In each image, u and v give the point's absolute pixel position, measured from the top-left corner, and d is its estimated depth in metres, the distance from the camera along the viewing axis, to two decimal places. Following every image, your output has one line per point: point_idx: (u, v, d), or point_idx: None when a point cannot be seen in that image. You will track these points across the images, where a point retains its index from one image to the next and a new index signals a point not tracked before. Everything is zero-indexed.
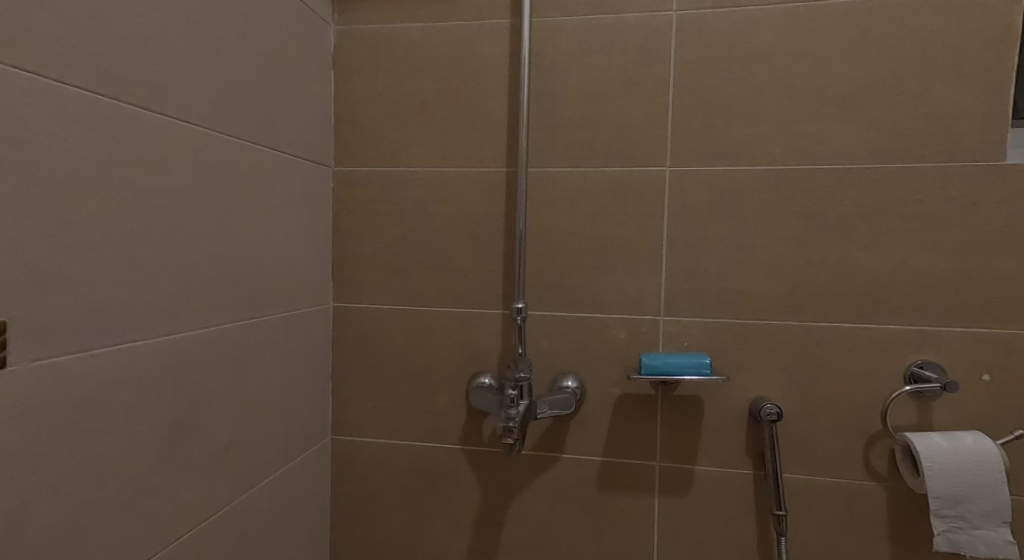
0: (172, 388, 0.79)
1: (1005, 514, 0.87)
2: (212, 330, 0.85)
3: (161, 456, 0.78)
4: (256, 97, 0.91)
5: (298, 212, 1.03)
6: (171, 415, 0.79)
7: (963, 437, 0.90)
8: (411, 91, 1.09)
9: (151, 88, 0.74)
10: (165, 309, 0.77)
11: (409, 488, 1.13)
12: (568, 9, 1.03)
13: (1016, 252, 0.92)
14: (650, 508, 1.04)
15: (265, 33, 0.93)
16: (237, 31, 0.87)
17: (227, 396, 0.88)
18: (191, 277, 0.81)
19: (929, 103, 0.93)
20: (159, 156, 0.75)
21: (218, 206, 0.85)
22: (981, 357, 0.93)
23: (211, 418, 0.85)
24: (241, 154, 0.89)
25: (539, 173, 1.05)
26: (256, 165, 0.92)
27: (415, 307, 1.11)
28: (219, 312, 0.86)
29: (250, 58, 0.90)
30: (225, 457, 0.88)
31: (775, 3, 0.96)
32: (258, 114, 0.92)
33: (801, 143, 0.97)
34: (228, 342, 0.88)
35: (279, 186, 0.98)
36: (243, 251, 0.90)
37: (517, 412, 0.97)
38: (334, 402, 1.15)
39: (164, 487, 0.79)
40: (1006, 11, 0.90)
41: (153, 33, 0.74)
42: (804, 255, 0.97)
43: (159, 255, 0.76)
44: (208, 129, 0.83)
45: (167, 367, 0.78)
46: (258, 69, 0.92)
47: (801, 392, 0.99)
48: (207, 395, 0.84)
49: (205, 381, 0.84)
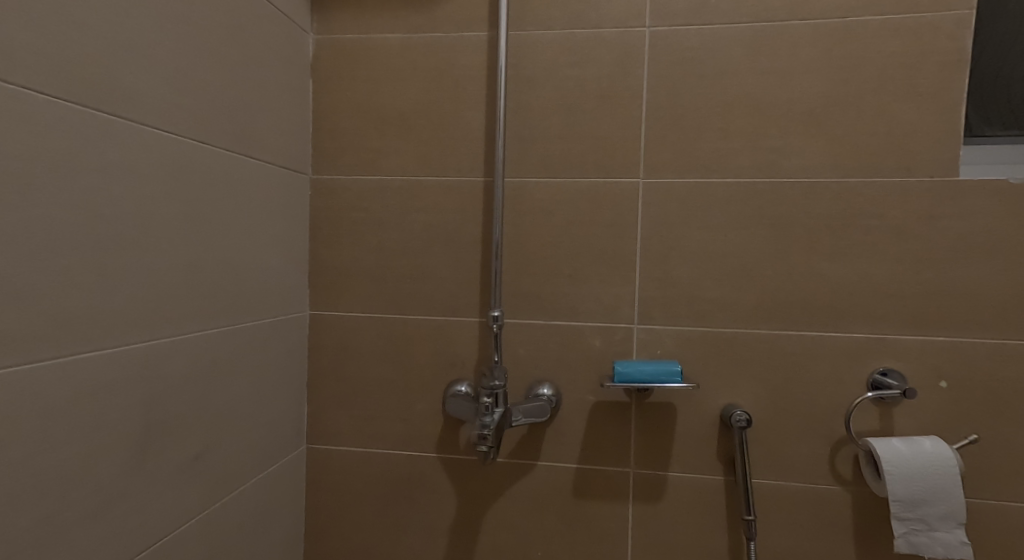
0: (141, 397, 0.78)
1: (960, 516, 0.90)
2: (184, 338, 0.84)
3: (128, 468, 0.77)
4: (232, 105, 0.92)
5: (273, 220, 1.03)
6: (139, 426, 0.78)
7: (922, 442, 0.93)
8: (388, 100, 1.10)
9: (123, 95, 0.74)
10: (135, 316, 0.76)
11: (385, 496, 1.13)
12: (544, 23, 1.05)
13: (970, 265, 0.96)
14: (624, 513, 1.06)
15: (242, 41, 0.93)
16: (212, 39, 0.87)
17: (199, 406, 0.87)
18: (161, 285, 0.80)
19: (888, 121, 0.97)
20: (130, 163, 0.75)
21: (190, 213, 0.84)
22: (939, 364, 0.98)
23: (181, 427, 0.84)
24: (214, 162, 0.88)
25: (516, 184, 1.06)
26: (230, 173, 0.92)
27: (392, 315, 1.11)
28: (191, 320, 0.85)
29: (227, 67, 0.90)
30: (195, 467, 0.87)
31: (743, 22, 1.00)
32: (234, 123, 0.92)
33: (770, 157, 1.00)
34: (201, 351, 0.87)
35: (253, 193, 0.97)
36: (216, 259, 0.89)
37: (491, 420, 0.99)
38: (310, 410, 1.14)
39: (131, 498, 0.77)
40: (959, 35, 0.95)
41: (127, 40, 0.74)
42: (773, 265, 1.01)
43: (130, 263, 0.75)
44: (181, 137, 0.82)
45: (136, 376, 0.77)
46: (235, 77, 0.92)
47: (770, 399, 1.02)
48: (177, 404, 0.83)
49: (175, 391, 0.83)
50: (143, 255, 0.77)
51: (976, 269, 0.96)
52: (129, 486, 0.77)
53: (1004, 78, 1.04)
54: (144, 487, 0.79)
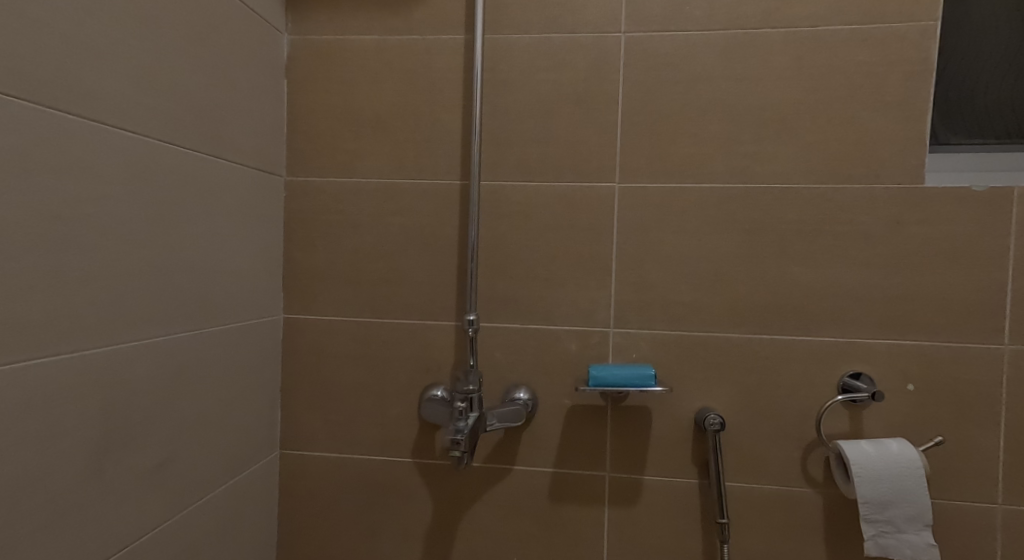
0: (100, 403, 0.76)
1: (927, 518, 0.92)
2: (147, 342, 0.82)
3: (85, 476, 0.74)
4: (202, 105, 0.90)
5: (244, 222, 1.01)
6: (96, 433, 0.76)
7: (889, 445, 0.95)
8: (364, 102, 1.09)
9: (80, 92, 0.72)
10: (93, 319, 0.74)
11: (359, 502, 1.11)
12: (520, 28, 1.05)
13: (936, 270, 0.98)
14: (601, 518, 1.06)
15: (211, 40, 0.92)
16: (178, 36, 0.85)
17: (163, 412, 0.85)
18: (121, 288, 0.78)
19: (857, 128, 0.99)
20: (89, 162, 0.73)
21: (154, 214, 0.82)
22: (906, 367, 1.00)
23: (142, 434, 0.82)
24: (179, 162, 0.86)
25: (492, 187, 1.06)
26: (197, 173, 0.90)
27: (367, 319, 1.10)
28: (154, 325, 0.83)
29: (196, 66, 0.89)
30: (157, 475, 0.85)
31: (717, 29, 1.01)
32: (203, 123, 0.90)
33: (743, 162, 1.01)
34: (165, 356, 0.85)
35: (223, 194, 0.95)
36: (181, 261, 0.87)
37: (466, 424, 0.98)
38: (283, 415, 1.13)
39: (87, 508, 0.75)
40: (924, 45, 0.97)
41: (87, 37, 0.72)
42: (746, 269, 1.02)
43: (87, 264, 0.73)
44: (143, 135, 0.80)
45: (93, 382, 0.75)
46: (204, 77, 0.90)
47: (743, 402, 1.03)
48: (139, 411, 0.81)
49: (136, 397, 0.81)
50: (103, 257, 0.75)
51: (941, 275, 0.98)
52: (85, 495, 0.74)
53: (969, 87, 1.06)
54: (102, 496, 0.77)
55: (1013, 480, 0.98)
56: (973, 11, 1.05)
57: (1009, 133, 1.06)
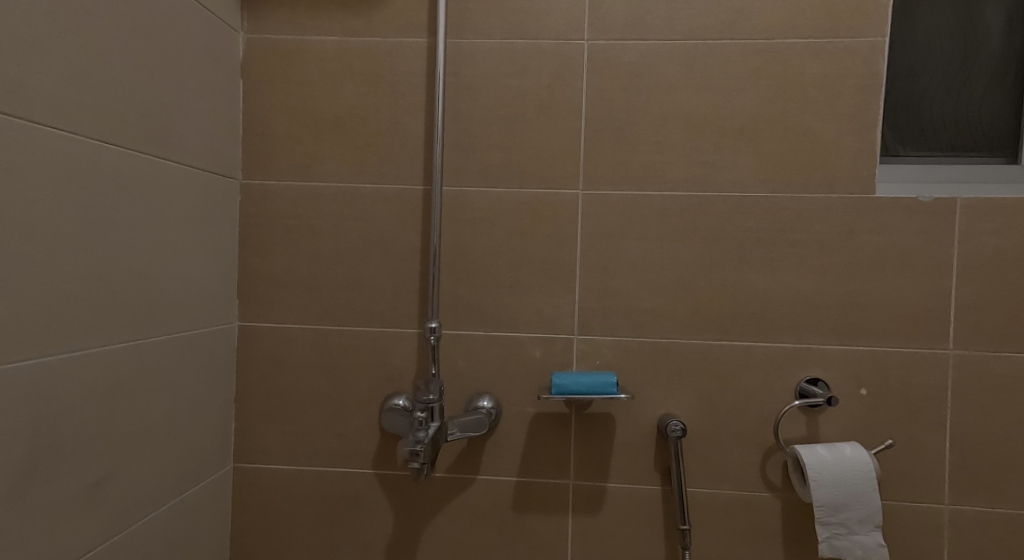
0: (26, 419, 0.71)
1: (877, 519, 0.94)
2: (81, 353, 0.78)
3: (7, 498, 0.70)
4: (146, 104, 0.86)
5: (193, 226, 0.97)
6: (21, 452, 0.71)
7: (842, 448, 0.97)
8: (324, 104, 1.06)
9: (8, 88, 0.68)
10: (19, 329, 0.70)
11: (316, 516, 1.08)
12: (484, 32, 1.04)
13: (888, 277, 1.01)
14: (564, 526, 1.05)
15: (157, 37, 0.88)
16: (120, 32, 0.82)
17: (99, 428, 0.81)
18: (52, 297, 0.74)
19: (811, 139, 1.01)
20: (18, 163, 0.69)
21: (90, 217, 0.78)
22: (860, 373, 1.02)
23: (74, 451, 0.77)
24: (120, 164, 0.82)
25: (455, 193, 1.05)
26: (141, 176, 0.86)
27: (326, 327, 1.07)
28: (89, 335, 0.79)
29: (140, 64, 0.85)
30: (93, 494, 0.80)
31: (678, 39, 1.02)
32: (147, 123, 0.86)
33: (703, 171, 1.03)
34: (103, 368, 0.81)
35: (170, 198, 0.91)
36: (122, 268, 0.83)
37: (426, 434, 0.96)
38: (237, 427, 1.08)
39: (9, 532, 0.70)
40: (872, 60, 1.00)
41: (15, 30, 0.68)
42: (707, 276, 1.03)
43: (12, 271, 0.69)
44: (79, 135, 0.76)
45: (18, 397, 0.70)
46: (149, 75, 0.87)
47: (705, 409, 1.04)
48: (72, 428, 0.77)
49: (68, 413, 0.76)
50: (31, 264, 0.71)
51: (891, 282, 1.01)
52: (8, 517, 0.70)
53: (916, 102, 1.10)
54: (29, 519, 0.72)
55: (959, 481, 1.02)
56: (918, 31, 1.10)
57: (953, 146, 1.10)
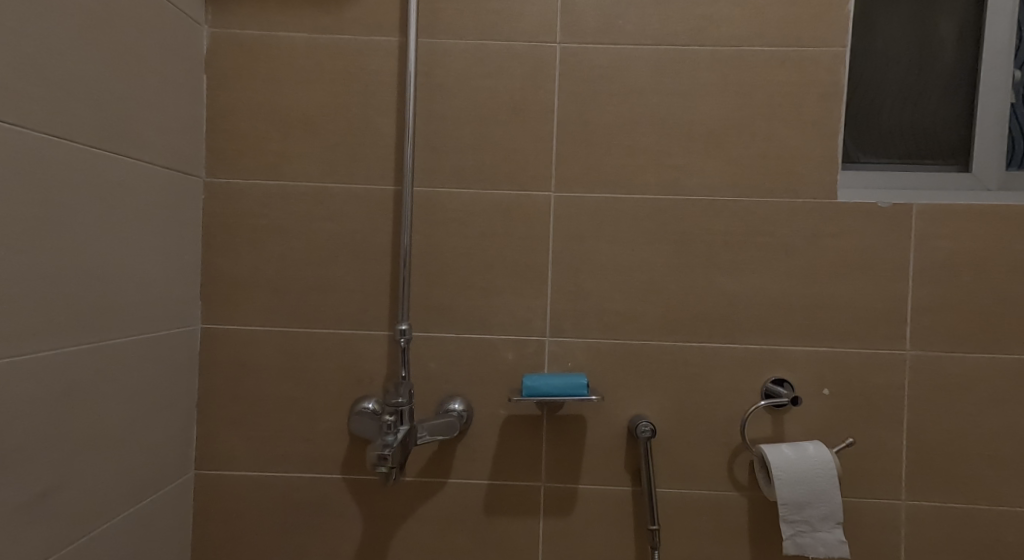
0: None
1: (838, 516, 0.97)
2: (29, 357, 0.74)
3: None
4: (101, 98, 0.83)
5: (153, 225, 0.94)
6: None
7: (806, 447, 0.99)
8: (292, 101, 1.04)
9: None
10: None
11: (282, 522, 1.05)
12: (456, 33, 1.04)
13: (850, 280, 1.04)
14: (536, 528, 1.05)
15: (115, 29, 0.85)
16: (74, 23, 0.79)
17: (48, 436, 0.77)
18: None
19: (777, 145, 1.04)
20: None
21: (39, 215, 0.75)
22: (823, 373, 1.05)
23: (20, 461, 0.74)
24: (74, 159, 0.79)
25: (427, 194, 1.04)
26: (97, 172, 0.83)
27: (294, 329, 1.05)
28: (38, 339, 0.75)
29: (95, 56, 0.82)
30: (41, 504, 0.77)
31: (649, 45, 1.04)
32: (103, 118, 0.84)
33: (673, 175, 1.04)
34: (52, 373, 0.78)
35: (128, 196, 0.88)
36: (74, 268, 0.80)
37: (394, 438, 0.95)
38: (199, 433, 1.05)
39: None
40: (835, 69, 1.03)
41: None
42: (677, 278, 1.04)
43: None
44: (29, 129, 0.73)
45: None
46: (105, 68, 0.84)
47: (674, 409, 1.05)
48: (16, 436, 0.73)
49: (14, 421, 0.73)
50: None
51: (853, 285, 1.04)
52: None
53: (875, 111, 1.14)
54: None
55: (916, 478, 1.05)
56: (878, 42, 1.13)
57: (910, 154, 1.14)
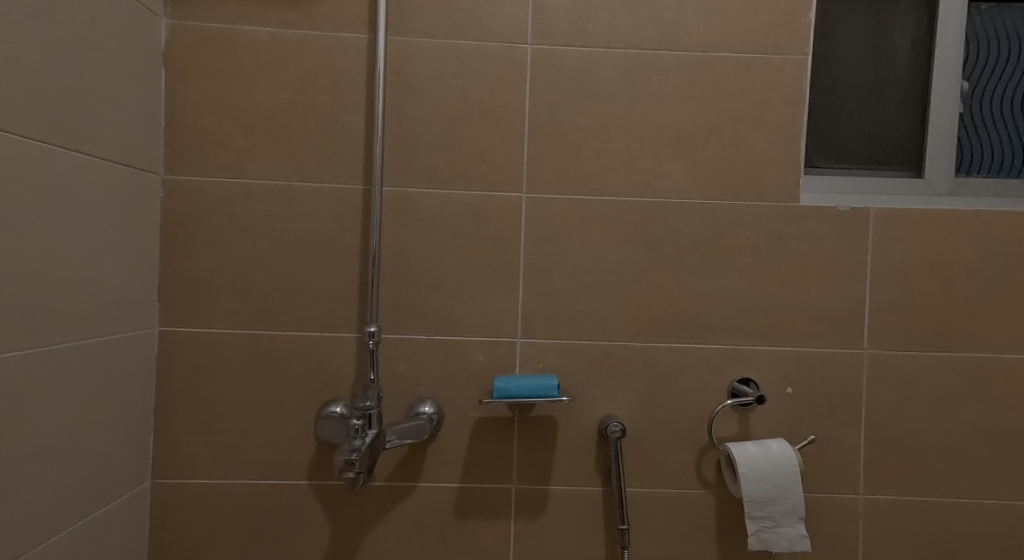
0: None
1: (800, 511, 0.99)
2: None
3: None
4: (48, 90, 0.79)
5: (105, 223, 0.90)
6: None
7: (770, 445, 1.01)
8: (257, 98, 1.01)
9: None
10: None
11: (246, 530, 1.02)
12: (427, 31, 1.03)
13: (813, 282, 1.07)
14: (507, 531, 1.04)
15: (63, 17, 0.81)
16: (17, 10, 0.75)
17: None
18: None
19: (743, 149, 1.06)
20: None
21: None
22: (787, 372, 1.07)
23: None
24: (17, 154, 0.75)
25: (397, 194, 1.03)
26: (43, 168, 0.79)
27: (258, 331, 1.02)
28: None
29: (40, 46, 0.78)
30: None
31: (619, 48, 1.04)
32: (50, 112, 0.80)
33: (643, 177, 1.05)
34: None
35: (77, 193, 0.84)
36: (17, 269, 0.76)
37: (363, 442, 0.93)
38: (157, 440, 1.01)
39: None
40: (797, 76, 1.06)
41: None
42: (646, 280, 1.06)
43: None
44: None
45: None
46: (52, 58, 0.80)
47: (644, 409, 1.06)
48: None
49: None
50: None
51: (815, 286, 1.07)
52: None
53: (835, 118, 1.18)
54: None
55: (874, 472, 1.09)
56: (838, 51, 1.17)
57: (868, 160, 1.18)
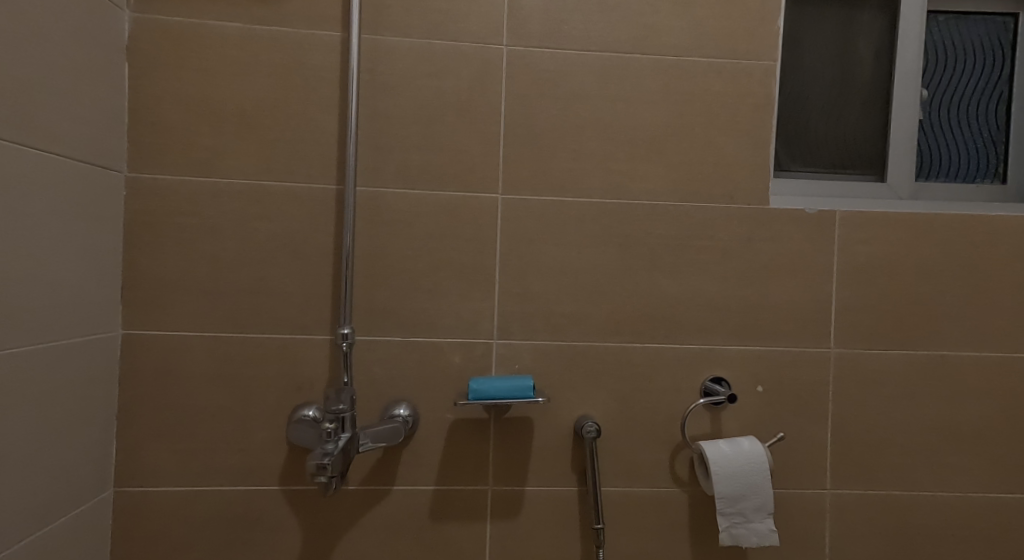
0: None
1: (770, 507, 1.01)
2: None
3: None
4: None
5: (62, 223, 0.87)
6: None
7: (741, 442, 1.03)
8: (226, 95, 0.99)
9: None
10: None
11: (214, 539, 1.00)
12: (402, 30, 1.02)
13: (782, 282, 1.09)
14: (482, 533, 1.04)
15: (14, 8, 0.78)
16: None
17: None
18: None
19: (715, 152, 1.07)
20: None
21: None
22: (757, 371, 1.09)
23: None
24: None
25: (371, 194, 1.02)
26: None
27: (227, 334, 0.99)
28: None
29: None
30: None
31: (594, 51, 1.05)
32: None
33: (617, 179, 1.06)
34: None
35: (30, 190, 0.81)
36: None
37: (336, 446, 0.92)
38: (119, 447, 0.98)
39: None
40: (767, 81, 1.08)
41: None
42: (621, 280, 1.06)
43: None
44: None
45: None
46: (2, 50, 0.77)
47: (619, 409, 1.07)
48: None
49: None
50: None
51: (784, 287, 1.09)
52: None
53: (804, 122, 1.20)
54: None
55: (841, 468, 1.11)
56: (806, 58, 1.20)
57: (835, 164, 1.21)
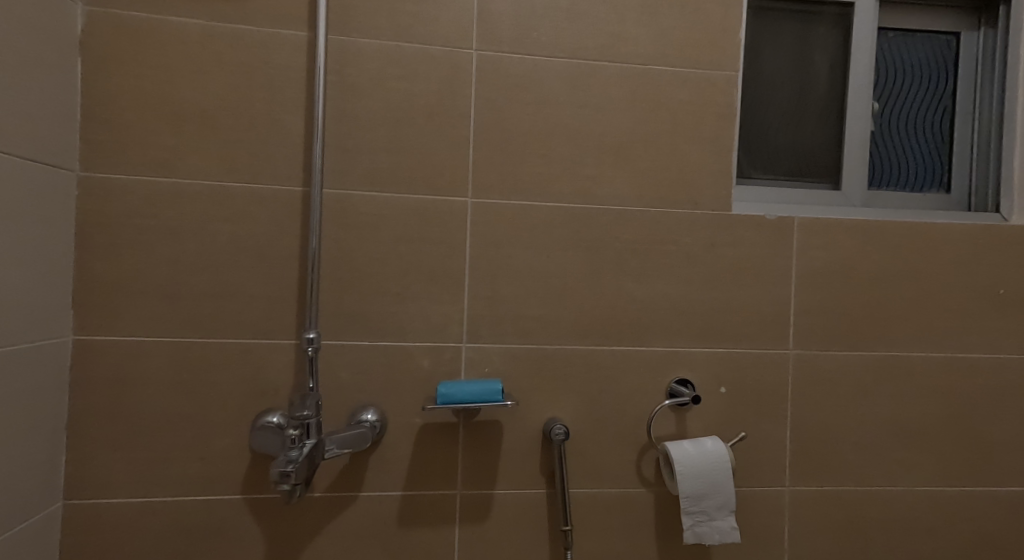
0: None
1: (732, 504, 1.03)
2: None
3: None
4: None
5: (6, 223, 0.83)
6: None
7: (705, 442, 1.05)
8: (186, 94, 0.96)
9: None
10: None
11: (171, 550, 0.96)
12: (370, 32, 1.01)
13: (744, 286, 1.12)
14: (450, 538, 1.03)
15: None
16: None
17: None
18: None
19: (679, 159, 1.10)
20: None
21: None
22: (720, 373, 1.12)
23: None
24: None
25: (338, 196, 1.00)
26: None
27: (187, 339, 0.96)
28: None
29: None
30: None
31: (562, 57, 1.06)
32: None
33: (585, 184, 1.07)
34: None
35: None
36: None
37: (299, 454, 0.90)
38: (70, 458, 0.94)
39: None
40: (729, 90, 1.10)
41: None
42: (589, 284, 1.07)
43: None
44: None
45: None
46: None
47: (587, 412, 1.07)
48: None
49: None
50: None
51: (746, 290, 1.12)
52: None
53: (764, 131, 1.24)
54: None
55: (799, 466, 1.15)
56: (766, 69, 1.23)
57: (793, 172, 1.25)
